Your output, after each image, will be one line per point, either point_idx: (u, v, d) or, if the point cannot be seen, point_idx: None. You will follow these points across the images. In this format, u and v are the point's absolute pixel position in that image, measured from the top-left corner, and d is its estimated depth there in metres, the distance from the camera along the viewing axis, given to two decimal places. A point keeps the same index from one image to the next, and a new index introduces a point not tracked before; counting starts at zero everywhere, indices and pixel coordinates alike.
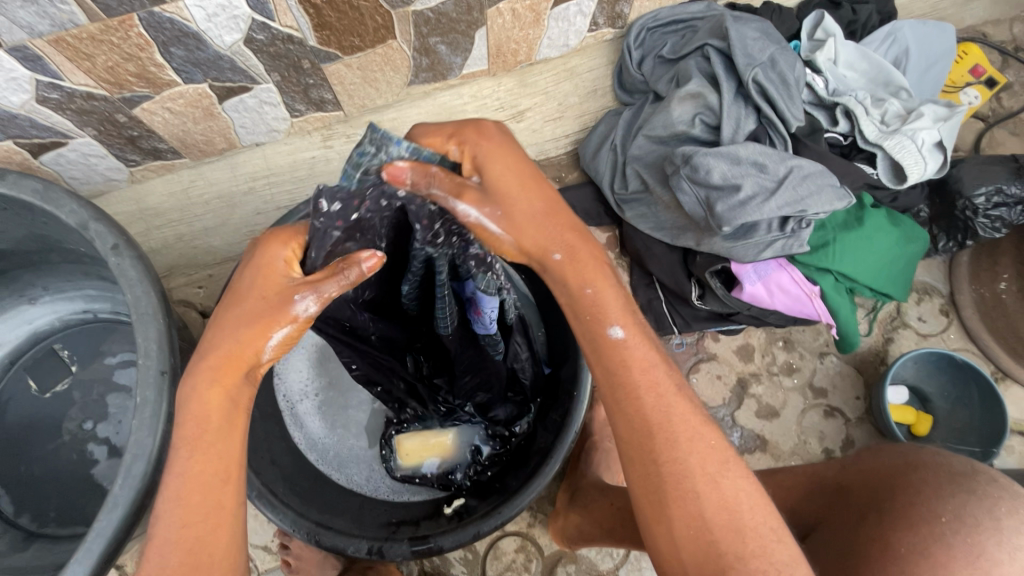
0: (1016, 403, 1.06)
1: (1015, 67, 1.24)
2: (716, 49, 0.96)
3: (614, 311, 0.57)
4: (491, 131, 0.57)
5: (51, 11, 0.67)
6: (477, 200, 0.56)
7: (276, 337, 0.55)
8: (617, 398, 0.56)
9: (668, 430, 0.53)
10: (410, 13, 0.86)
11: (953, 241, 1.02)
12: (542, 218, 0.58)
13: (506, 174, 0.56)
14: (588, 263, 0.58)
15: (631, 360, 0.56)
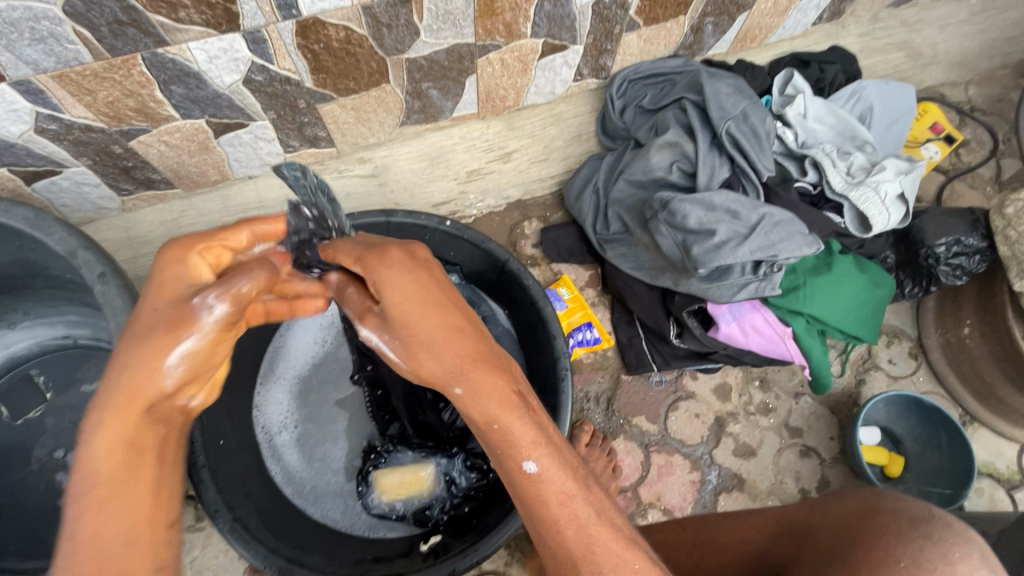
0: (984, 446, 1.09)
1: (971, 125, 1.33)
2: (692, 102, 1.03)
3: (525, 443, 0.55)
4: (395, 258, 0.56)
5: (57, 49, 0.70)
6: (378, 327, 0.57)
7: (181, 349, 0.48)
8: (540, 529, 0.56)
9: (588, 565, 0.54)
10: (404, 60, 0.91)
11: (918, 287, 1.07)
12: (438, 349, 0.55)
13: (404, 305, 0.55)
14: (491, 398, 0.55)
15: (545, 492, 0.55)
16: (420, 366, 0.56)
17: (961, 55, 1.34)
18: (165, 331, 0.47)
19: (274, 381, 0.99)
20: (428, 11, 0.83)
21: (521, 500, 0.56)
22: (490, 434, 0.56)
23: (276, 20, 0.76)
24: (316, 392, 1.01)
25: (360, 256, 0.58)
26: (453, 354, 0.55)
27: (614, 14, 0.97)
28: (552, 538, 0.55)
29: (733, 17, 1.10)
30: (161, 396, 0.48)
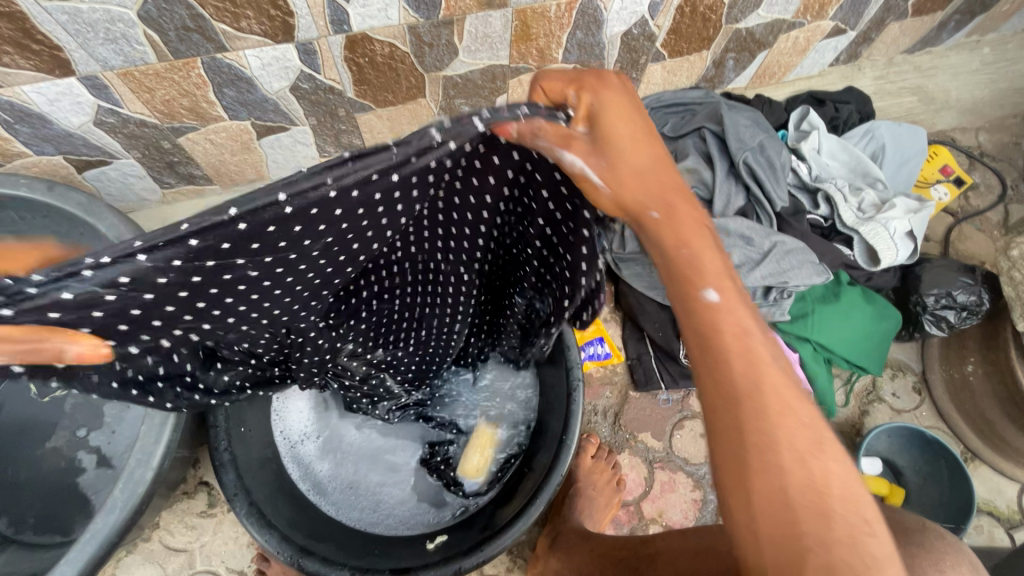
0: (985, 484, 1.10)
1: (981, 169, 1.37)
2: (711, 132, 1.07)
3: (713, 269, 0.49)
4: (616, 83, 0.50)
5: (127, 49, 0.75)
6: (585, 150, 0.48)
7: None
8: (704, 358, 0.47)
9: (760, 387, 0.44)
10: (441, 76, 0.97)
11: (908, 331, 1.12)
12: (647, 175, 0.51)
13: (626, 126, 0.49)
14: (688, 224, 0.51)
15: (722, 327, 0.47)
16: (616, 194, 0.50)
17: (972, 102, 1.39)
18: None
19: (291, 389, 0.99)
20: (469, 33, 0.89)
21: (689, 327, 0.48)
22: (668, 265, 0.51)
23: (328, 33, 0.81)
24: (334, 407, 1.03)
25: (578, 78, 0.49)
26: (656, 177, 0.51)
27: (642, 45, 1.03)
28: (714, 370, 0.45)
29: (754, 55, 1.15)
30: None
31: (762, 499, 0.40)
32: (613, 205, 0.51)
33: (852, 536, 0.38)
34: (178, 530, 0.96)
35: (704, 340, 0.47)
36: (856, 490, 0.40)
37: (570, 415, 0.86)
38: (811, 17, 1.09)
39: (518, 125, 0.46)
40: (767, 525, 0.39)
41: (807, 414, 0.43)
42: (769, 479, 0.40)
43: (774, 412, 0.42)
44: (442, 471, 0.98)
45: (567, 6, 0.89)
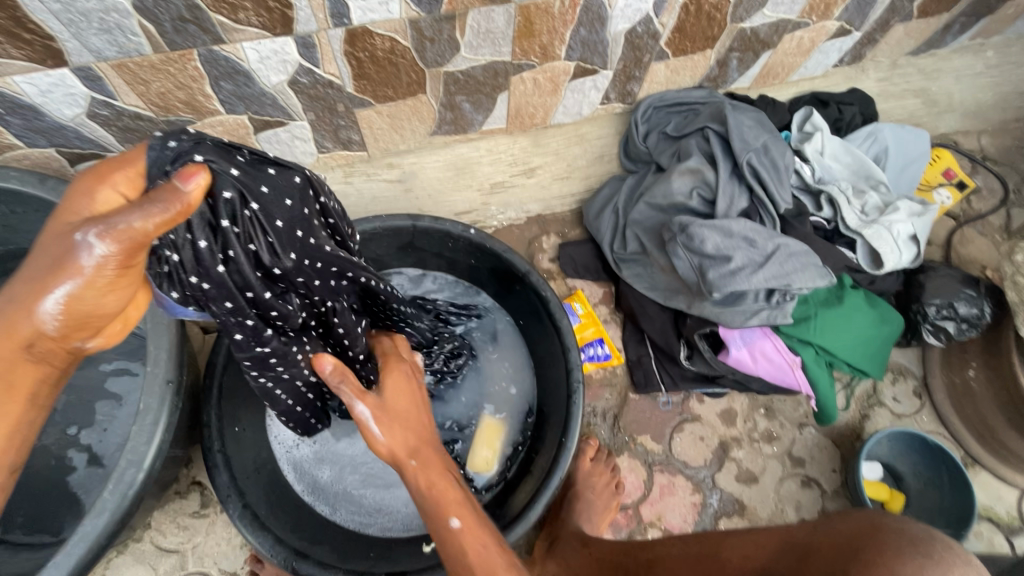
0: (985, 489, 1.09)
1: (983, 173, 1.36)
2: (715, 132, 1.06)
3: (451, 500, 0.65)
4: (407, 368, 0.76)
5: (121, 40, 0.73)
6: (374, 403, 0.67)
7: (56, 293, 0.41)
8: (448, 552, 0.61)
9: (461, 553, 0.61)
10: (442, 73, 0.95)
11: (906, 338, 1.12)
12: (412, 426, 0.69)
13: (405, 396, 0.72)
14: (438, 474, 0.67)
15: (443, 534, 0.62)
16: (390, 441, 0.67)
17: (975, 105, 1.38)
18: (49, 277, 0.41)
19: None
20: (471, 28, 0.87)
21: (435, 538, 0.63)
22: (424, 501, 0.65)
23: (328, 27, 0.80)
24: None
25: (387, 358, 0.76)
26: (422, 435, 0.70)
27: (646, 43, 1.02)
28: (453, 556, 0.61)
29: (758, 55, 1.14)
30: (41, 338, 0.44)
31: None
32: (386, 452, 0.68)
33: None
34: (170, 531, 0.95)
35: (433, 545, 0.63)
36: None
37: (571, 415, 0.84)
38: (815, 17, 1.08)
39: (331, 368, 0.65)
40: None
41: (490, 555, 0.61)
42: None
43: (469, 563, 0.60)
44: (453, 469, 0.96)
45: (571, 2, 0.88)
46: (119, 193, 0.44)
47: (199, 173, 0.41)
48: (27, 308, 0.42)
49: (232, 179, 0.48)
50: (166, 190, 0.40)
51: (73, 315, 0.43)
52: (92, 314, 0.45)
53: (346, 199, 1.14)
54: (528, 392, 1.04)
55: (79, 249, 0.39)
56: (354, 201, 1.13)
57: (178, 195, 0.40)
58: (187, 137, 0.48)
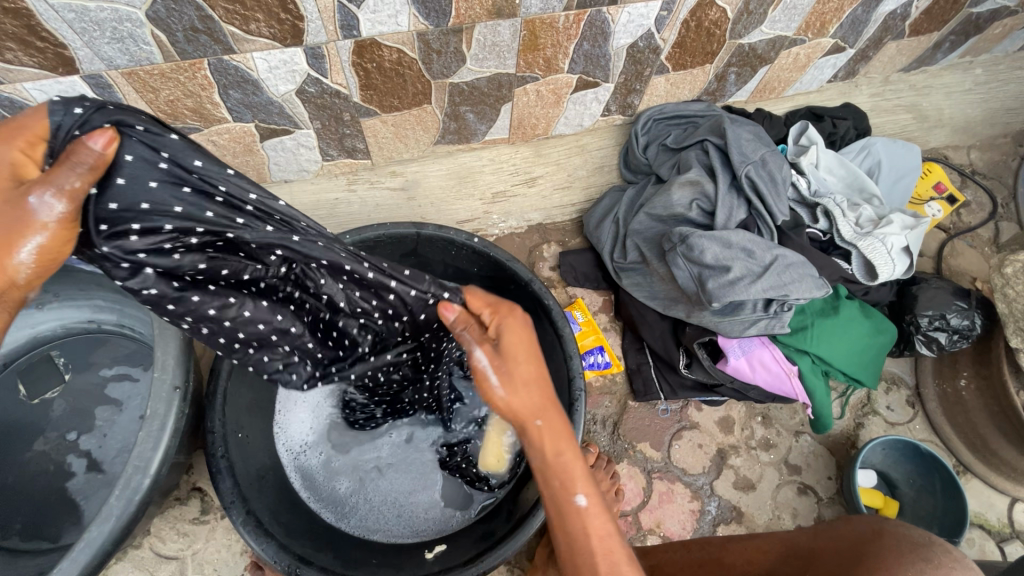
0: (976, 497, 1.11)
1: (973, 187, 1.39)
2: (714, 145, 1.08)
3: (577, 470, 0.64)
4: (523, 316, 0.69)
5: (133, 49, 0.74)
6: (491, 356, 0.66)
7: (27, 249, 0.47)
8: (564, 521, 0.62)
9: (581, 528, 0.61)
10: (447, 84, 0.97)
11: (898, 349, 1.13)
12: (535, 387, 0.67)
13: (525, 346, 0.67)
14: (561, 436, 0.66)
15: (562, 499, 0.63)
16: (511, 399, 0.66)
17: (964, 121, 1.41)
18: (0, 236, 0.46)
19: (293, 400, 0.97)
20: (477, 41, 0.89)
21: (552, 499, 0.64)
22: (544, 463, 0.65)
23: (337, 38, 0.81)
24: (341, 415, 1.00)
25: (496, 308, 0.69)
26: (546, 397, 0.67)
27: (646, 58, 1.04)
28: (570, 524, 0.62)
29: (755, 70, 1.17)
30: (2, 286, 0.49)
31: None
32: (507, 407, 0.66)
33: None
34: (170, 538, 0.95)
35: (555, 510, 0.63)
36: None
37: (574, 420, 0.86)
38: (811, 34, 1.11)
39: (453, 317, 0.70)
40: None
41: (610, 533, 0.61)
42: None
43: (580, 532, 0.61)
44: (465, 470, 0.96)
45: (575, 17, 0.90)
46: (18, 152, 0.48)
47: (109, 131, 0.48)
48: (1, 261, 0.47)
49: (134, 146, 0.50)
50: (82, 151, 0.46)
51: (41, 266, 0.50)
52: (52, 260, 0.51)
53: (349, 206, 1.15)
54: None
55: (38, 209, 0.46)
56: (357, 208, 1.14)
57: (100, 155, 0.47)
58: (93, 103, 0.50)
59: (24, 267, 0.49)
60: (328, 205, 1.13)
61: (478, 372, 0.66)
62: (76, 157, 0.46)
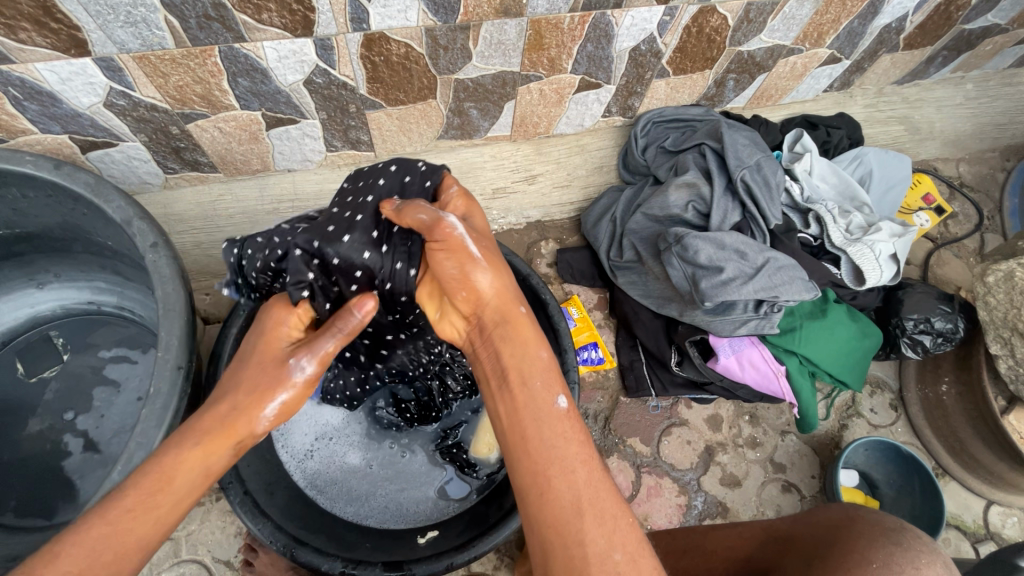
0: (953, 498, 1.15)
1: (960, 199, 1.43)
2: (711, 149, 1.11)
3: (553, 373, 0.63)
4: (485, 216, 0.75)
5: (146, 34, 0.75)
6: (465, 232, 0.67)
7: (275, 402, 0.67)
8: (536, 413, 0.60)
9: (556, 425, 0.59)
10: (453, 79, 0.99)
11: (882, 351, 1.16)
12: (506, 282, 0.69)
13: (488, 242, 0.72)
14: (534, 335, 0.66)
15: (539, 400, 0.61)
16: (490, 289, 0.67)
17: (954, 134, 1.45)
18: (262, 387, 0.67)
19: None
20: (483, 39, 0.91)
21: (525, 391, 0.62)
22: (517, 354, 0.64)
23: (347, 31, 0.83)
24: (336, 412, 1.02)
25: (467, 200, 0.75)
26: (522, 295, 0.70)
27: (648, 61, 1.06)
28: (542, 416, 0.60)
29: (753, 77, 1.19)
30: (246, 438, 0.66)
31: (564, 503, 0.55)
32: (482, 295, 0.67)
33: (618, 546, 0.53)
34: None
35: (530, 416, 0.60)
36: (634, 527, 0.55)
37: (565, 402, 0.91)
38: (809, 44, 1.14)
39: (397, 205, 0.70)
40: (552, 517, 0.55)
41: (583, 435, 0.60)
42: (568, 493, 0.55)
43: (551, 422, 0.60)
44: (454, 455, 1.00)
45: (580, 19, 0.92)
46: (294, 322, 0.72)
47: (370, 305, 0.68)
48: (255, 413, 0.66)
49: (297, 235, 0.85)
50: (349, 320, 0.68)
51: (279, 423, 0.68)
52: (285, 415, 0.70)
53: None
54: None
55: (296, 369, 0.68)
56: None
57: (359, 319, 0.68)
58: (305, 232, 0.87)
59: (268, 420, 0.67)
60: (330, 195, 1.15)
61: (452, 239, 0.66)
62: (339, 324, 0.69)
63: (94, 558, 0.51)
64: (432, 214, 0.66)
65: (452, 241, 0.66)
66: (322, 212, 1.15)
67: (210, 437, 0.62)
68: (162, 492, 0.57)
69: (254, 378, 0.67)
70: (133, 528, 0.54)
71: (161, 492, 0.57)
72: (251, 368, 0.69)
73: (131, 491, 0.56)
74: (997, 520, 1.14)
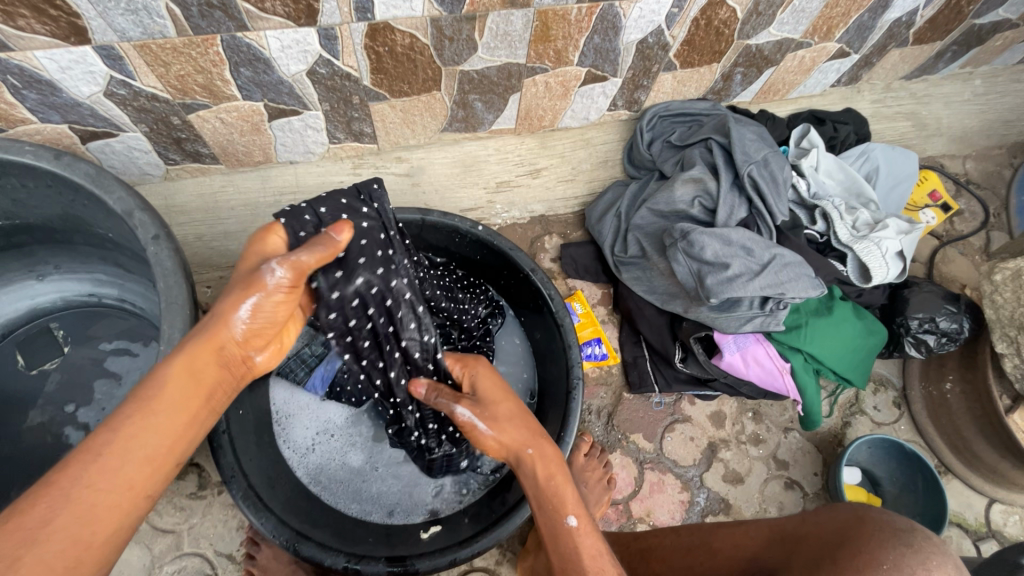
0: (955, 496, 1.15)
1: (966, 196, 1.42)
2: (718, 143, 1.10)
3: (570, 500, 0.70)
4: (490, 367, 0.86)
5: (147, 22, 0.74)
6: (471, 405, 0.79)
7: (246, 307, 0.61)
8: (558, 543, 0.66)
9: (576, 548, 0.65)
10: (458, 71, 0.97)
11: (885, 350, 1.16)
12: (517, 419, 0.78)
13: (500, 391, 0.82)
14: (552, 461, 0.74)
15: (555, 524, 0.68)
16: (499, 434, 0.77)
17: (962, 131, 1.44)
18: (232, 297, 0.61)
19: (297, 402, 1.01)
20: (489, 30, 0.89)
21: (546, 518, 0.69)
22: (539, 488, 0.72)
23: (351, 20, 0.81)
24: (340, 410, 1.03)
25: (465, 362, 0.86)
26: (527, 429, 0.77)
27: (655, 54, 1.05)
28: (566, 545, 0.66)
29: (761, 71, 1.18)
30: (231, 345, 0.63)
31: None
32: (499, 445, 0.77)
33: None
34: (166, 511, 0.95)
35: (552, 544, 0.66)
36: None
37: (569, 394, 0.90)
38: (818, 38, 1.12)
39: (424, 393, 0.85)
40: None
41: (600, 552, 0.66)
42: None
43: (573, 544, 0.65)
44: (458, 450, 0.99)
45: (587, 10, 0.90)
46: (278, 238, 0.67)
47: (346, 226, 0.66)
48: (229, 322, 0.61)
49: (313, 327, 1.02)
50: (329, 240, 0.64)
51: (259, 331, 0.64)
52: (270, 326, 0.65)
53: None
54: (527, 385, 1.09)
55: (266, 272, 0.61)
56: None
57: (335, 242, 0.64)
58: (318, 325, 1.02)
59: (246, 329, 0.62)
60: (333, 187, 1.14)
61: (466, 423, 0.79)
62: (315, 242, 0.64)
63: (97, 469, 0.52)
64: (445, 404, 0.80)
65: (468, 425, 0.79)
66: None
67: (191, 347, 0.60)
68: (153, 407, 0.56)
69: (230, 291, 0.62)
70: (132, 440, 0.54)
71: (153, 401, 0.56)
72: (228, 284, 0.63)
73: (123, 416, 0.55)
74: (999, 518, 1.14)
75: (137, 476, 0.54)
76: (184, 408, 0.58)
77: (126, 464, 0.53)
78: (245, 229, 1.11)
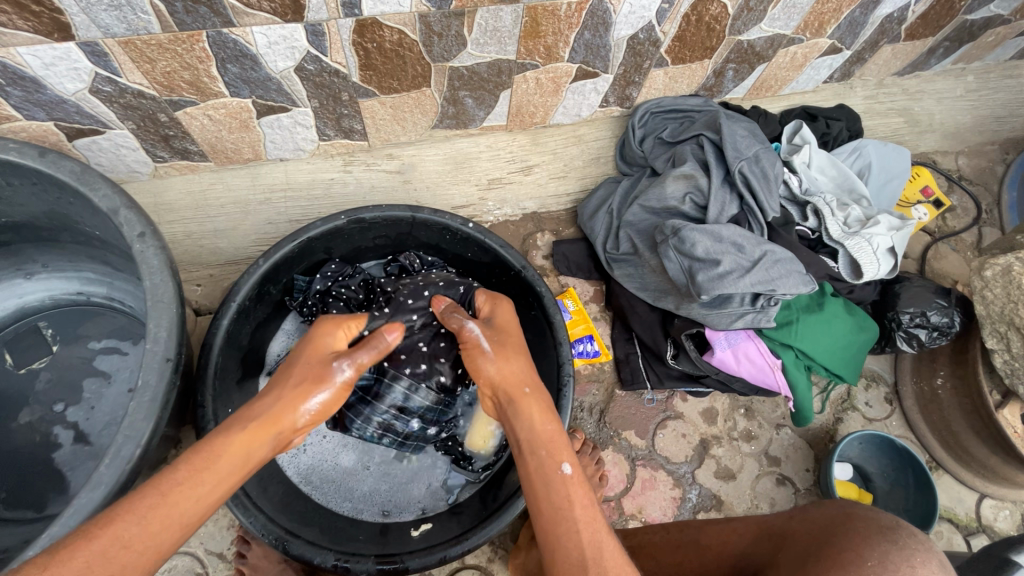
0: (946, 492, 1.15)
1: (959, 192, 1.42)
2: (709, 140, 1.10)
3: (565, 449, 0.66)
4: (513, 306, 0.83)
5: (131, 18, 0.73)
6: (487, 332, 0.76)
7: (315, 400, 0.67)
8: (545, 479, 0.63)
9: (566, 497, 0.62)
10: (447, 67, 0.97)
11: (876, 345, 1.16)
12: (521, 358, 0.73)
13: (512, 326, 0.79)
14: (546, 405, 0.70)
15: (544, 465, 0.64)
16: (500, 367, 0.71)
17: (954, 127, 1.44)
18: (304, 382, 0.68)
19: None
20: (478, 25, 0.89)
21: (535, 455, 0.66)
22: (526, 429, 0.68)
23: (338, 16, 0.80)
24: None
25: (491, 297, 0.83)
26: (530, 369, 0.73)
27: (647, 50, 1.04)
28: (551, 482, 0.63)
29: (753, 67, 1.18)
30: (289, 430, 0.66)
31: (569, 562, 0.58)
32: (494, 381, 0.72)
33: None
34: None
35: (541, 482, 0.64)
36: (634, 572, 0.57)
37: (561, 387, 0.90)
38: (809, 34, 1.12)
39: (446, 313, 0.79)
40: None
41: (591, 505, 0.62)
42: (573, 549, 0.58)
43: (562, 487, 0.63)
44: (450, 447, 0.99)
45: (577, 5, 0.90)
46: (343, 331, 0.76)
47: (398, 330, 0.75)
48: (296, 405, 0.66)
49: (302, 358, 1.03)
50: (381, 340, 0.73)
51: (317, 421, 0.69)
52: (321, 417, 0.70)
53: (344, 186, 1.14)
54: None
55: (338, 370, 0.70)
56: (352, 189, 1.14)
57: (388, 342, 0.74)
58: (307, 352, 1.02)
59: (311, 415, 0.67)
60: (324, 185, 1.13)
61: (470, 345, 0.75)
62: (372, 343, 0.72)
63: (139, 531, 0.53)
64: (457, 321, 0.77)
65: (473, 349, 0.74)
66: (314, 202, 1.13)
67: (256, 423, 0.63)
68: (200, 477, 0.57)
69: (298, 371, 0.69)
70: (175, 506, 0.55)
71: (206, 468, 0.58)
72: (297, 359, 0.71)
73: (177, 480, 0.56)
74: (990, 512, 1.14)
75: (167, 542, 0.54)
76: (226, 479, 0.59)
77: (160, 531, 0.54)
78: (235, 227, 1.10)
